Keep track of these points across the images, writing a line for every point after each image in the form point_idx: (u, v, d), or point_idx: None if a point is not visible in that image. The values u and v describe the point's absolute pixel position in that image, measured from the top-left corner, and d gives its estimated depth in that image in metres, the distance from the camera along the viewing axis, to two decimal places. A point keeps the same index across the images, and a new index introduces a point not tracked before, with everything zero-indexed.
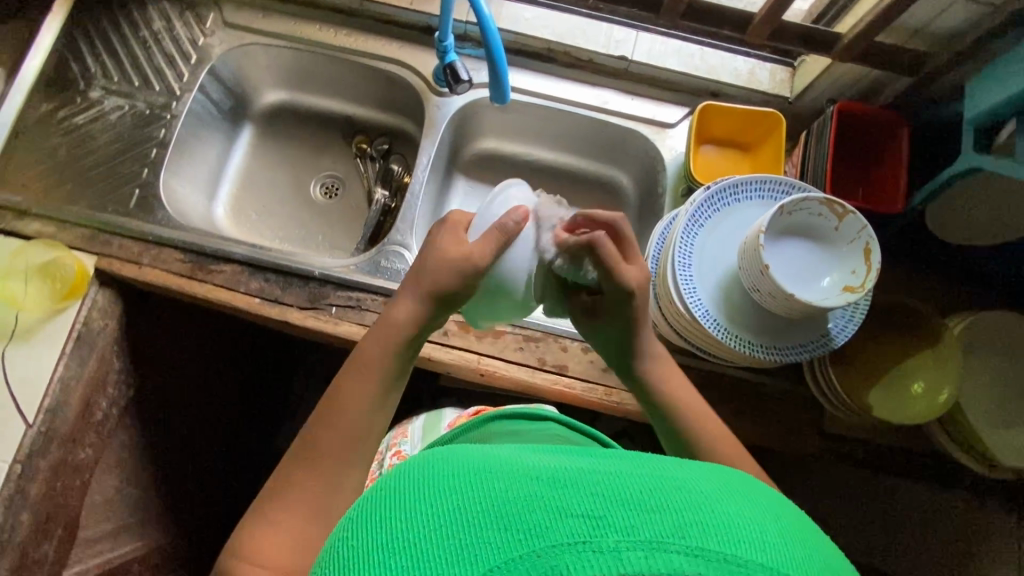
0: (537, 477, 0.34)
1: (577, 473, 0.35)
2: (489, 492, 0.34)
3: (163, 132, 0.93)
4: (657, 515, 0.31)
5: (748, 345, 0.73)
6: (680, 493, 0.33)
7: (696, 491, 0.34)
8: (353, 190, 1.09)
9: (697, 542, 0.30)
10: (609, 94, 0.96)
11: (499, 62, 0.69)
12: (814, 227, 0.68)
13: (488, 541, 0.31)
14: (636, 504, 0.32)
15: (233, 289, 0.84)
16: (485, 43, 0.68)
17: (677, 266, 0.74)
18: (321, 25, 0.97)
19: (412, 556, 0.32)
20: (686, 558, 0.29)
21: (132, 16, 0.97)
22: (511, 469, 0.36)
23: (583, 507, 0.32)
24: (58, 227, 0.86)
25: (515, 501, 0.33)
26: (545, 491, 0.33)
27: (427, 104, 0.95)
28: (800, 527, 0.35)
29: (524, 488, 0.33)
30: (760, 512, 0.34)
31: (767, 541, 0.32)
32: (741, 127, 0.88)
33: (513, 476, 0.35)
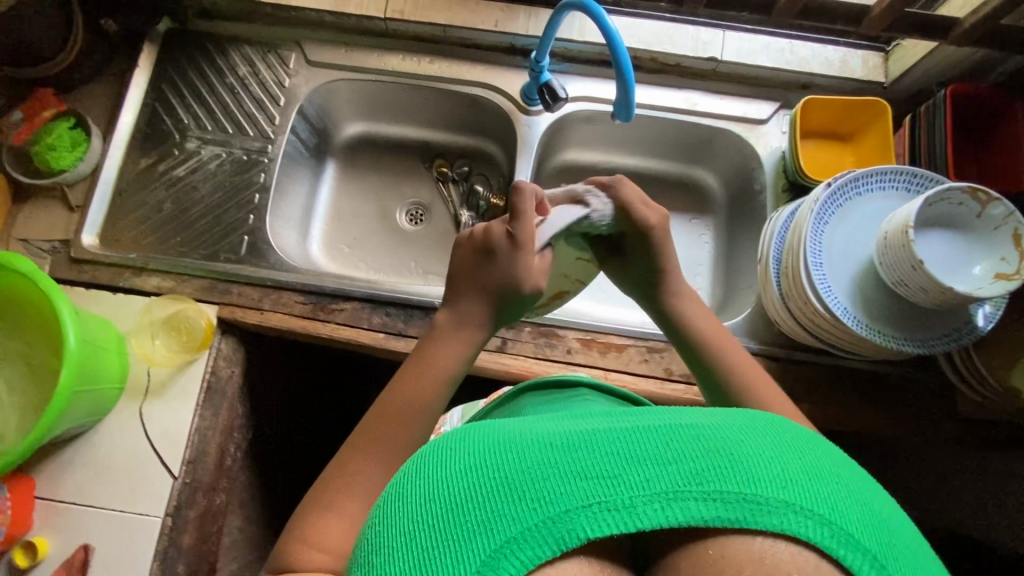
0: (541, 445, 0.32)
1: (589, 431, 0.33)
2: (500, 463, 0.32)
3: (263, 176, 0.94)
4: (679, 466, 0.31)
5: (892, 338, 0.72)
6: (702, 442, 0.32)
7: (723, 442, 0.32)
8: (439, 215, 1.10)
9: (720, 489, 0.30)
10: (697, 95, 0.96)
11: (627, 77, 0.68)
12: (957, 215, 0.68)
13: (499, 515, 0.30)
14: (660, 456, 0.31)
15: (356, 327, 0.85)
16: (614, 62, 0.67)
17: (810, 266, 0.74)
18: (404, 55, 0.97)
19: (424, 540, 0.31)
20: (706, 505, 0.30)
21: (216, 63, 0.98)
22: (512, 439, 0.34)
23: (600, 466, 0.31)
24: (176, 280, 0.87)
25: (526, 471, 0.31)
26: (559, 454, 0.31)
27: (516, 124, 0.96)
28: (826, 447, 0.35)
29: (534, 454, 0.32)
30: (785, 441, 0.33)
31: (793, 478, 0.31)
32: (843, 119, 0.88)
33: (518, 442, 0.33)
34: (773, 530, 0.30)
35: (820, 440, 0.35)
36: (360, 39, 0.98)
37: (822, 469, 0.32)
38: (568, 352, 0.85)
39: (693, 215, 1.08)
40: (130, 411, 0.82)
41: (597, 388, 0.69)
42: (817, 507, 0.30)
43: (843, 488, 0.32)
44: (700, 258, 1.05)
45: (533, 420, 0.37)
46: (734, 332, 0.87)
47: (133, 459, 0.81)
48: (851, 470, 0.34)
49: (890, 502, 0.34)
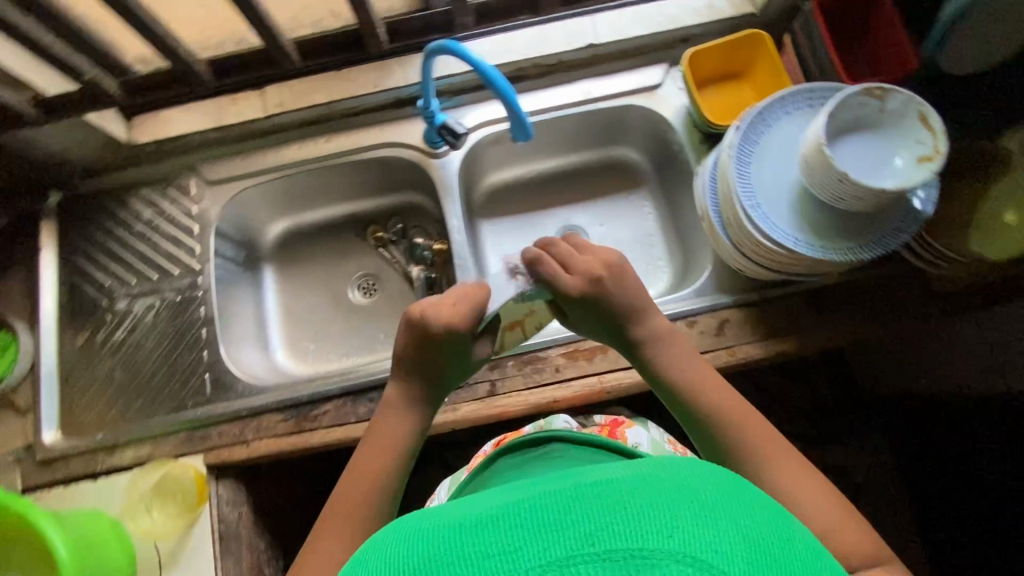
0: (453, 529, 0.33)
1: (499, 509, 0.33)
2: (414, 553, 0.33)
3: (203, 308, 0.91)
4: (576, 529, 0.30)
5: (846, 251, 0.73)
6: (603, 498, 0.32)
7: (626, 492, 0.32)
8: (390, 279, 1.08)
9: (612, 547, 0.29)
10: (589, 84, 0.96)
11: (510, 98, 0.68)
12: (868, 116, 0.69)
13: None
14: (557, 523, 0.31)
15: (345, 423, 0.83)
16: (492, 88, 0.67)
17: (748, 210, 0.75)
18: (300, 143, 0.96)
19: None
20: (602, 566, 0.29)
21: (120, 216, 0.95)
22: (429, 527, 0.34)
23: (502, 543, 0.31)
24: (152, 444, 0.84)
25: (436, 557, 0.32)
26: (465, 536, 0.32)
27: (430, 171, 0.95)
28: (743, 502, 0.34)
29: (445, 539, 0.32)
30: (691, 490, 0.33)
31: (685, 527, 0.30)
32: (730, 59, 0.90)
33: (435, 528, 0.34)
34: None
35: (739, 495, 0.34)
36: (251, 142, 0.96)
37: (727, 520, 0.32)
38: (557, 370, 0.84)
39: (628, 192, 1.08)
40: None
41: (570, 440, 0.68)
42: (704, 554, 0.29)
43: (748, 542, 0.31)
44: (649, 230, 1.06)
45: (461, 504, 0.38)
46: (705, 292, 0.87)
47: None
48: (763, 525, 0.32)
49: (807, 549, 0.33)
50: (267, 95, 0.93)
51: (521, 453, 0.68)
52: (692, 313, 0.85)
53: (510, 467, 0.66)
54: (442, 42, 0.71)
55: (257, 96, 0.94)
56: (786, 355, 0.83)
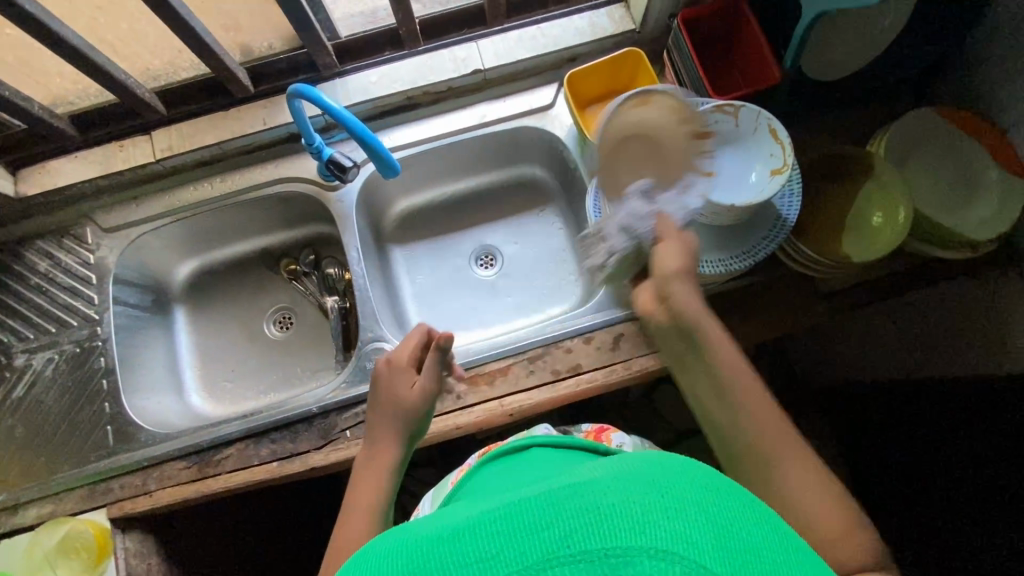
0: (429, 542, 0.33)
1: (469, 522, 0.33)
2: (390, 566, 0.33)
3: (103, 359, 0.90)
4: (549, 531, 0.31)
5: (719, 263, 0.75)
6: (576, 497, 0.32)
7: (596, 489, 0.32)
8: (305, 312, 1.08)
9: (583, 548, 0.29)
10: (483, 108, 0.98)
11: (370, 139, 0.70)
12: (728, 133, 0.76)
13: None
14: (531, 527, 0.31)
15: (249, 466, 0.83)
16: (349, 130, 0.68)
17: (624, 229, 0.76)
18: (196, 185, 0.96)
19: None
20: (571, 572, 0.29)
21: (14, 271, 0.94)
22: (403, 543, 0.35)
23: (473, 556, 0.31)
24: (55, 502, 0.83)
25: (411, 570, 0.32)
26: (440, 548, 0.32)
27: (329, 203, 0.96)
28: (725, 494, 0.33)
29: (418, 554, 0.33)
30: (664, 481, 0.33)
31: (660, 524, 0.30)
32: (611, 77, 0.91)
33: (409, 545, 0.34)
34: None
35: (720, 489, 0.34)
36: (146, 187, 0.96)
37: (711, 516, 0.31)
38: (458, 397, 0.85)
39: (537, 209, 1.10)
40: None
41: (552, 446, 0.66)
42: (671, 546, 0.29)
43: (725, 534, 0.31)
44: (559, 245, 1.08)
45: (438, 516, 0.39)
46: (602, 308, 0.89)
47: None
48: (741, 508, 0.33)
49: (771, 538, 0.32)
50: (156, 139, 0.93)
51: (500, 462, 0.66)
52: (588, 330, 0.87)
53: (486, 478, 0.64)
54: (295, 87, 0.75)
55: (147, 141, 0.93)
56: None
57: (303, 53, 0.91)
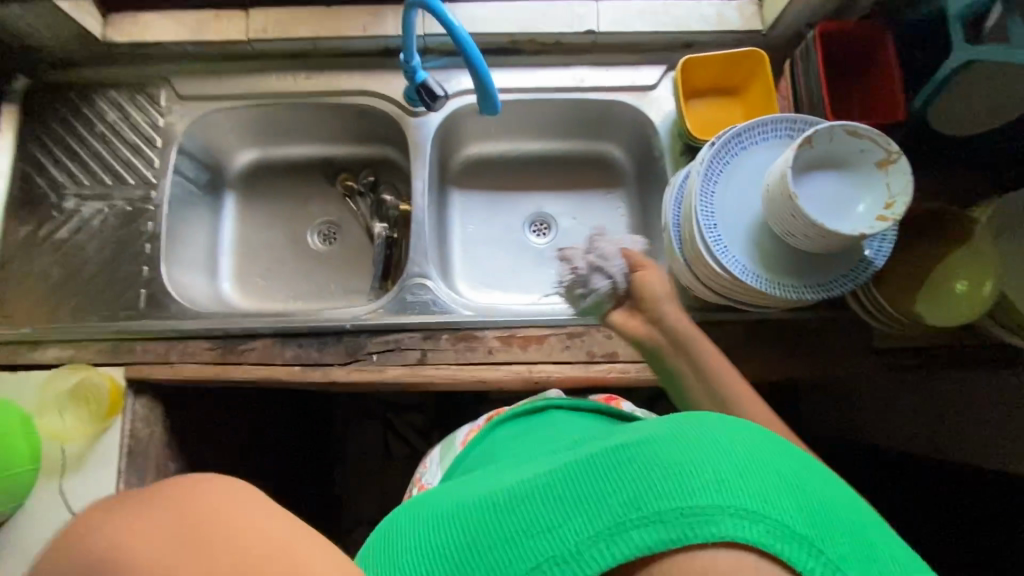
0: (532, 490, 0.39)
1: (568, 471, 0.39)
2: (498, 517, 0.39)
3: (151, 224, 0.89)
4: (626, 493, 0.36)
5: (791, 288, 0.73)
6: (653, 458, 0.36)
7: (671, 441, 0.37)
8: (351, 231, 1.07)
9: (662, 511, 0.34)
10: (583, 71, 0.94)
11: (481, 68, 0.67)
12: (855, 156, 0.67)
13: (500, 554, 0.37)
14: (610, 487, 0.36)
15: (271, 363, 0.83)
16: (464, 54, 0.66)
17: (704, 229, 0.74)
18: (279, 75, 0.94)
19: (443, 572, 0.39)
20: (652, 527, 0.34)
21: (83, 114, 0.93)
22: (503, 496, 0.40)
23: (583, 510, 0.36)
24: (76, 348, 0.84)
25: (518, 518, 0.38)
26: (544, 500, 0.38)
27: (406, 128, 0.93)
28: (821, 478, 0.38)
29: (524, 501, 0.39)
30: (743, 458, 0.36)
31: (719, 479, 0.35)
32: (726, 73, 0.88)
33: (508, 498, 0.40)
34: (715, 538, 0.33)
35: (868, 526, 0.36)
36: (230, 65, 0.94)
37: (809, 493, 0.36)
38: (489, 352, 0.83)
39: (605, 189, 1.07)
40: (50, 489, 0.79)
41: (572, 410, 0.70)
42: (750, 506, 0.34)
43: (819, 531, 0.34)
44: (618, 231, 1.05)
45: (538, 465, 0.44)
46: None
47: None
48: (805, 469, 0.38)
49: (871, 537, 0.35)
50: (252, 18, 0.91)
51: (519, 424, 0.69)
52: None
53: (512, 433, 0.67)
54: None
55: (243, 17, 0.91)
56: None
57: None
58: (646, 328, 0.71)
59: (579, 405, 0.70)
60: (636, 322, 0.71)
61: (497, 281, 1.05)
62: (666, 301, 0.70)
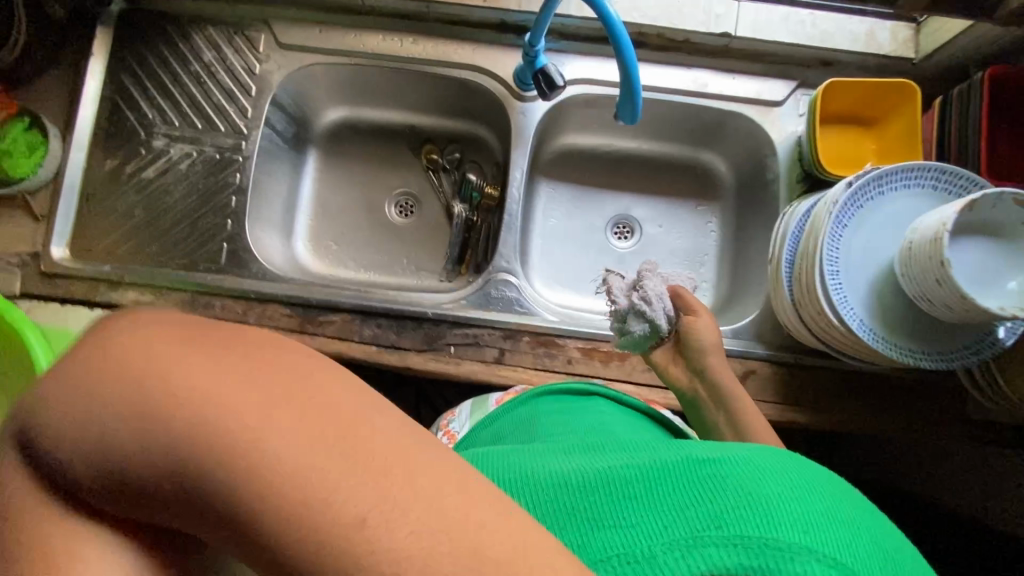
0: (587, 489, 0.35)
1: (633, 478, 0.35)
2: (548, 508, 0.35)
3: (238, 176, 0.87)
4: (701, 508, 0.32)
5: (908, 352, 0.69)
6: (735, 483, 0.33)
7: (755, 476, 0.34)
8: (429, 206, 1.03)
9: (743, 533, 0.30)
10: (708, 75, 0.87)
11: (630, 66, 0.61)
12: (1012, 226, 0.62)
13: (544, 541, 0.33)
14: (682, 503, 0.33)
15: (347, 339, 0.81)
16: (612, 45, 0.61)
17: (826, 276, 0.70)
18: (385, 35, 0.88)
19: None
20: (728, 552, 0.30)
21: (179, 49, 0.89)
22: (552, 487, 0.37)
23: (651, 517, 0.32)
24: (155, 294, 0.83)
25: (568, 510, 0.34)
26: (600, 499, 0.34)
27: (510, 112, 0.88)
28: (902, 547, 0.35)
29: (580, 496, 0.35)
30: (830, 508, 0.33)
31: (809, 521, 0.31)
32: (867, 102, 0.81)
33: (560, 491, 0.36)
34: None
35: None
36: (335, 17, 0.88)
37: (895, 557, 0.32)
38: (569, 362, 0.81)
39: (699, 201, 1.02)
40: None
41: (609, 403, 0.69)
42: (838, 555, 0.30)
43: None
44: (705, 247, 1.00)
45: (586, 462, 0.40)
46: (741, 335, 0.83)
47: None
48: (886, 533, 0.34)
49: None
50: None
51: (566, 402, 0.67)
52: None
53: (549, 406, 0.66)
54: None
55: None
56: (797, 425, 0.81)
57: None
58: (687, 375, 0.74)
59: (618, 399, 0.70)
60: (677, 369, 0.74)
61: (573, 281, 1.01)
62: (711, 353, 0.72)
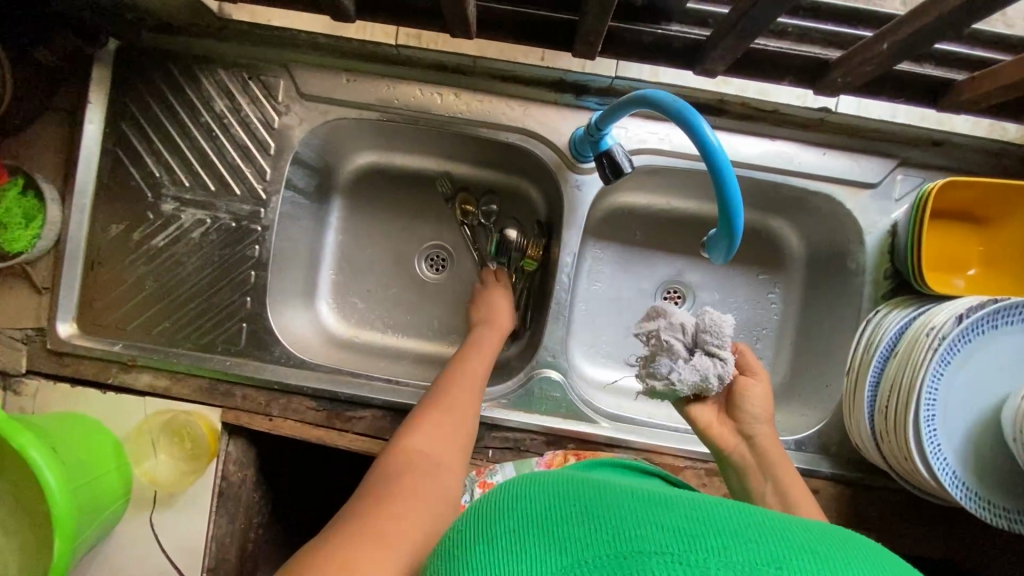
0: (629, 498, 0.32)
1: (680, 498, 0.32)
2: (584, 503, 0.32)
3: (257, 248, 0.78)
4: (762, 538, 0.28)
5: (1004, 514, 0.62)
6: (795, 526, 0.30)
7: (817, 528, 0.30)
8: (462, 264, 0.94)
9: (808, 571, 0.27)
10: (794, 150, 0.76)
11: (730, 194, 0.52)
12: None
13: (582, 538, 0.29)
14: (739, 530, 0.29)
15: (378, 438, 0.75)
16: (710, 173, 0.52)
17: (922, 423, 0.62)
18: (423, 89, 0.77)
19: (498, 542, 0.30)
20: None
21: (187, 96, 0.77)
22: (591, 489, 0.33)
23: (701, 527, 0.29)
24: (171, 378, 0.77)
25: (610, 508, 0.31)
26: (644, 508, 0.30)
27: (563, 184, 0.77)
28: None
29: (620, 502, 0.31)
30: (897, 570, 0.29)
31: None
32: (981, 202, 0.70)
33: (600, 493, 0.32)
34: None
35: None
36: (366, 64, 0.76)
37: None
38: None
39: (761, 272, 0.92)
40: (139, 523, 0.75)
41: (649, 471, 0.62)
42: None
43: None
44: (763, 324, 0.91)
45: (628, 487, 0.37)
46: (806, 447, 0.77)
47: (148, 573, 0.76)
48: None
49: None
50: None
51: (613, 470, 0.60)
52: None
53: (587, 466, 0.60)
54: (676, 105, 0.54)
55: None
56: None
57: (691, 36, 0.66)
58: (733, 439, 0.67)
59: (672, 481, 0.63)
60: (724, 430, 0.67)
61: (616, 354, 0.93)
62: (761, 422, 0.66)
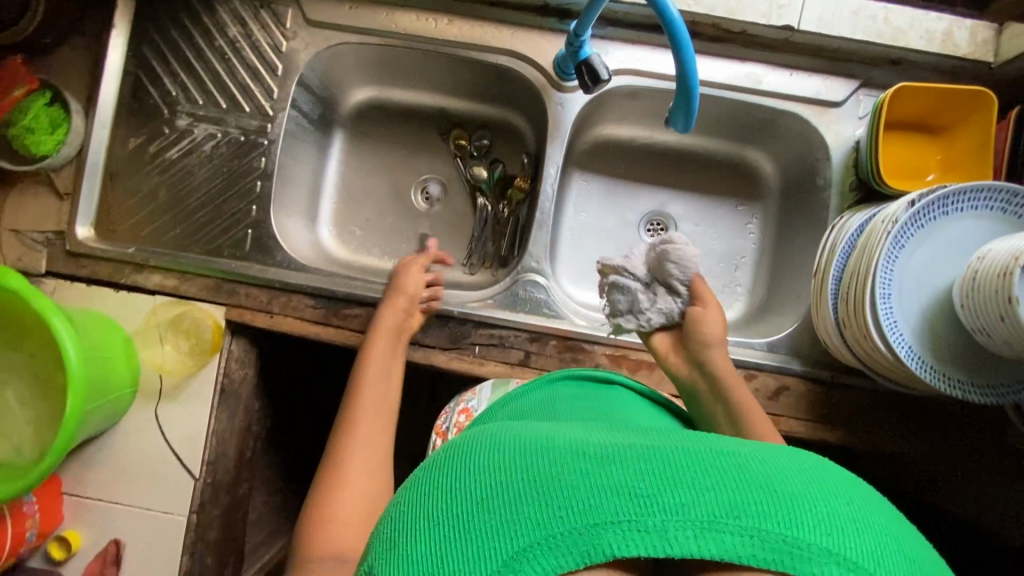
0: (585, 457, 0.31)
1: (632, 449, 0.31)
2: (539, 463, 0.31)
3: (263, 160, 0.84)
4: (717, 492, 0.29)
5: (958, 385, 0.66)
6: (749, 469, 0.30)
7: (770, 465, 0.31)
8: (455, 194, 1.00)
9: (760, 523, 0.28)
10: (762, 71, 0.82)
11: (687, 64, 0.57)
12: None
13: (540, 511, 0.29)
14: (695, 481, 0.29)
15: None
16: (670, 41, 0.57)
17: (878, 300, 0.66)
18: (420, 15, 0.84)
19: (449, 526, 0.30)
20: (741, 540, 0.28)
21: (203, 23, 0.85)
22: (547, 448, 0.32)
23: (659, 492, 0.29)
24: (179, 278, 0.82)
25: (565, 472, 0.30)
26: (599, 466, 0.30)
27: (547, 102, 0.84)
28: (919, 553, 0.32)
29: (572, 459, 0.31)
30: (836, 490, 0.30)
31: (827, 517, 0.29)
32: (934, 110, 0.75)
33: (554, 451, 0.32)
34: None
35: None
36: None
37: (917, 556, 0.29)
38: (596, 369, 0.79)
39: (738, 202, 0.97)
40: (145, 413, 0.80)
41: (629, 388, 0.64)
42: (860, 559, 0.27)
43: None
44: (742, 251, 0.96)
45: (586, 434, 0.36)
46: (778, 349, 0.80)
47: (152, 461, 0.80)
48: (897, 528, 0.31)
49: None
50: None
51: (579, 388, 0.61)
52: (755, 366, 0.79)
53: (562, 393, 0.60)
54: None
55: None
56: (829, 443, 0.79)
57: None
58: (685, 368, 0.66)
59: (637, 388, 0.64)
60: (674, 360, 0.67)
61: None
62: (714, 347, 0.64)
